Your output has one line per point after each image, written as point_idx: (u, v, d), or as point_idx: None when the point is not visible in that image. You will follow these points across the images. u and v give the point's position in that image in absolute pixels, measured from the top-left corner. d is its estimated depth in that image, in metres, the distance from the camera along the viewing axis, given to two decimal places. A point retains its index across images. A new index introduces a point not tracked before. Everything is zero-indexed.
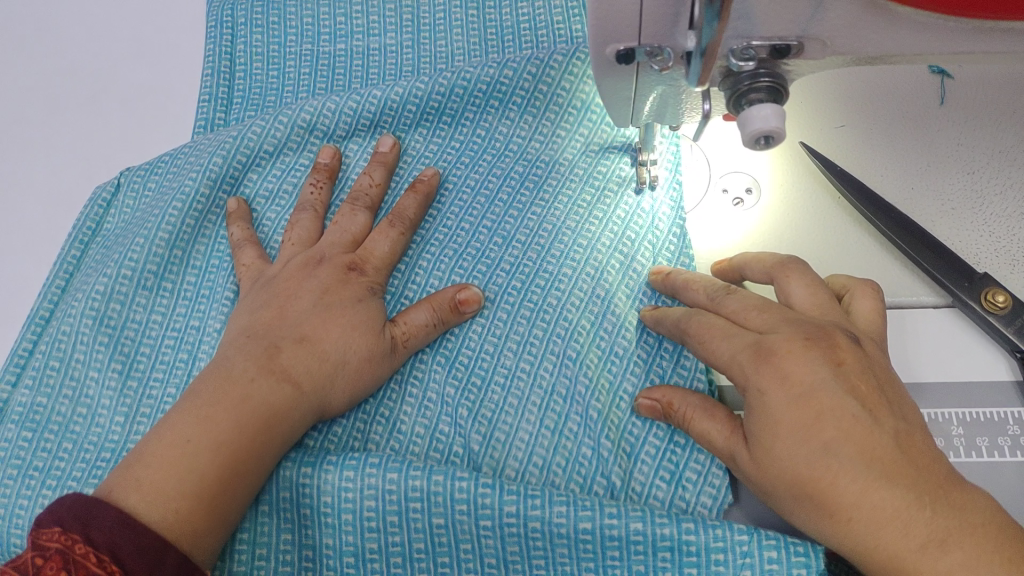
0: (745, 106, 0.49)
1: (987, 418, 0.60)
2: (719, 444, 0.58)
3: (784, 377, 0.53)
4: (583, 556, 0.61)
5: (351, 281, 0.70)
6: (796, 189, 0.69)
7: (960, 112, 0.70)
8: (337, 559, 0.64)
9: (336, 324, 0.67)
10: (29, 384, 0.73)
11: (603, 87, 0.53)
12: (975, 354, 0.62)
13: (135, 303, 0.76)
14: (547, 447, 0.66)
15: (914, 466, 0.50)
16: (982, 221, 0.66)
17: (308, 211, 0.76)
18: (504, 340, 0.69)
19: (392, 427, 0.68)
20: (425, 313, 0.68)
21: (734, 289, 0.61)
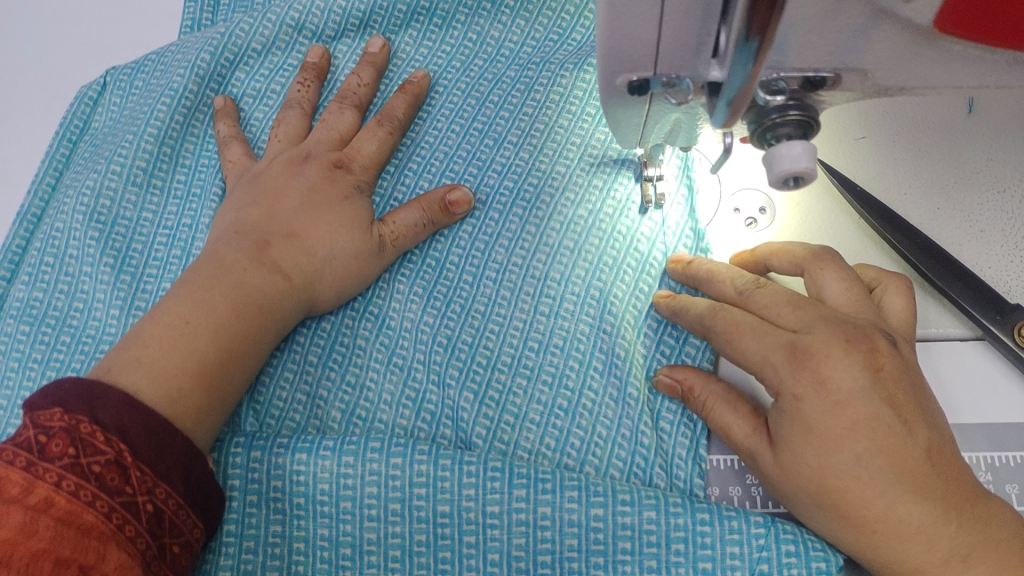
0: (772, 141, 0.43)
1: (1017, 463, 0.56)
2: (738, 438, 0.55)
3: (821, 383, 0.49)
4: (594, 549, 0.58)
5: (337, 178, 0.69)
6: (814, 210, 0.65)
7: (990, 124, 0.65)
8: (333, 552, 0.60)
9: (323, 221, 0.67)
10: (25, 281, 0.72)
11: (611, 114, 0.47)
12: (1006, 391, 0.58)
13: (124, 200, 0.74)
14: (543, 331, 0.66)
15: (944, 480, 0.49)
16: (1014, 244, 0.61)
17: (295, 109, 0.75)
18: (495, 238, 0.69)
19: (381, 324, 0.68)
20: (414, 213, 0.68)
21: (764, 283, 0.57)
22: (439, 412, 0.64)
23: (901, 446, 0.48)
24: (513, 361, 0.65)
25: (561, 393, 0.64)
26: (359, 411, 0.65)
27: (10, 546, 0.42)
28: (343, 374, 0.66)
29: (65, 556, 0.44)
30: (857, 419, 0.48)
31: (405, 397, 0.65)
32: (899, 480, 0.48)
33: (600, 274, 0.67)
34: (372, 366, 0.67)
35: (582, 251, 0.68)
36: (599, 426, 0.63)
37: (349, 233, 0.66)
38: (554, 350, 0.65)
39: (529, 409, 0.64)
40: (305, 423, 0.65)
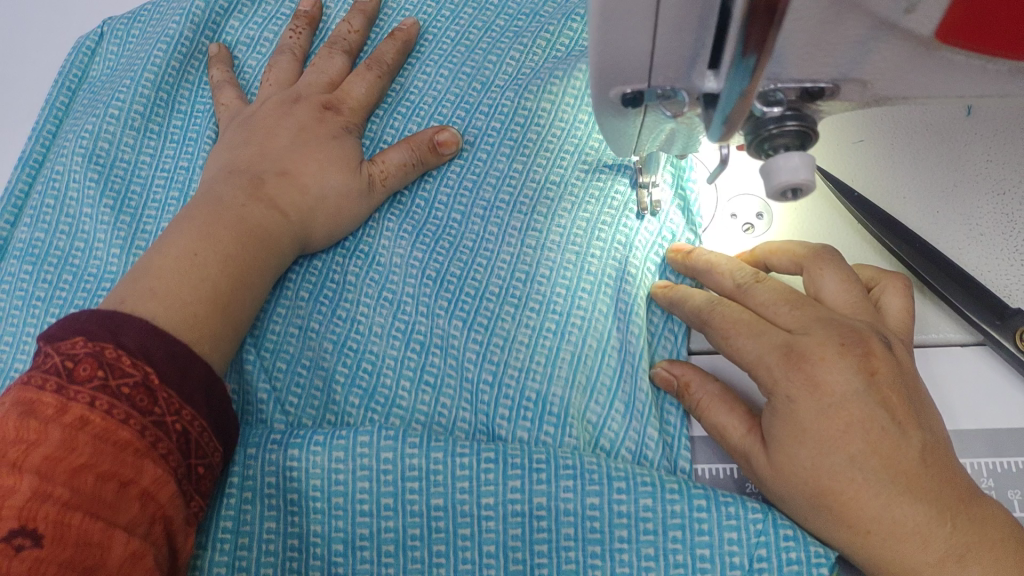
0: (770, 151, 0.42)
1: (1019, 469, 0.55)
2: (733, 440, 0.54)
3: (814, 386, 0.49)
4: (590, 538, 0.56)
5: (326, 119, 0.69)
6: (812, 213, 0.64)
7: (988, 125, 0.65)
8: (326, 548, 0.57)
9: (314, 157, 0.66)
10: (28, 222, 0.72)
11: (606, 125, 0.47)
12: (1007, 397, 0.57)
13: (123, 143, 0.74)
14: (531, 262, 0.66)
15: (939, 481, 0.48)
16: (1015, 247, 0.60)
17: (287, 54, 0.75)
18: (483, 177, 0.69)
19: (371, 261, 0.68)
20: (403, 153, 0.67)
21: (764, 277, 0.56)
22: (428, 346, 0.64)
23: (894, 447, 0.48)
24: (501, 292, 0.65)
25: (549, 316, 0.64)
26: (351, 343, 0.65)
27: (52, 462, 0.43)
28: (334, 309, 0.66)
29: (106, 470, 0.45)
30: (852, 420, 0.48)
31: (394, 330, 0.65)
32: (893, 480, 0.47)
33: (585, 203, 0.67)
34: (363, 300, 0.66)
35: (571, 239, 0.66)
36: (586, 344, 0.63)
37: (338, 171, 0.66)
38: (542, 274, 0.65)
39: (511, 356, 0.63)
40: (298, 355, 0.65)
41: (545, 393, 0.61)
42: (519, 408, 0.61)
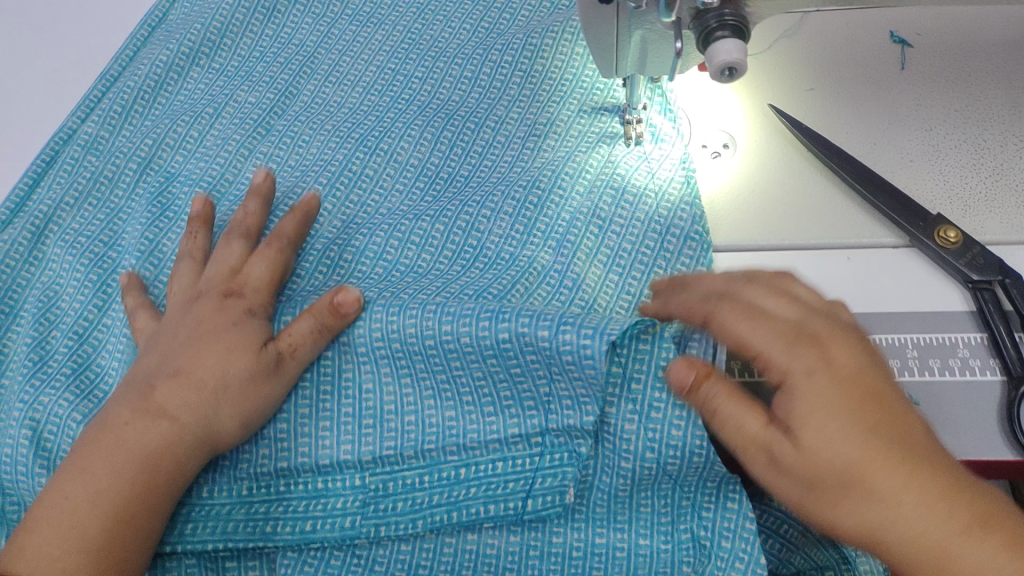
0: (711, 43, 0.55)
1: (940, 342, 0.65)
2: (754, 430, 0.50)
3: (829, 361, 0.51)
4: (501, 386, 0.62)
5: (225, 306, 0.66)
6: (769, 145, 0.75)
7: (919, 76, 0.77)
8: (313, 424, 0.64)
9: (210, 351, 0.63)
10: (95, 120, 0.85)
11: (588, 29, 0.59)
12: (932, 287, 0.67)
13: (188, 75, 0.88)
14: (528, 160, 0.77)
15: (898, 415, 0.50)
16: (938, 171, 0.72)
17: (186, 260, 0.72)
18: (496, 102, 0.80)
19: (390, 158, 0.78)
20: (308, 322, 0.64)
21: (755, 277, 0.55)
22: (438, 251, 0.72)
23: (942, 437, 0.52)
24: (501, 180, 0.76)
25: (559, 207, 0.73)
26: (355, 222, 0.75)
27: None
28: (347, 193, 0.77)
29: None
30: (869, 393, 0.50)
31: (398, 227, 0.73)
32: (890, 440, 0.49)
33: (574, 119, 0.78)
34: (374, 191, 0.77)
35: (571, 154, 0.76)
36: (593, 220, 0.72)
37: (235, 359, 0.62)
38: (557, 167, 0.75)
39: (507, 246, 0.71)
40: (336, 262, 0.72)
41: (548, 264, 0.70)
42: (530, 292, 0.68)
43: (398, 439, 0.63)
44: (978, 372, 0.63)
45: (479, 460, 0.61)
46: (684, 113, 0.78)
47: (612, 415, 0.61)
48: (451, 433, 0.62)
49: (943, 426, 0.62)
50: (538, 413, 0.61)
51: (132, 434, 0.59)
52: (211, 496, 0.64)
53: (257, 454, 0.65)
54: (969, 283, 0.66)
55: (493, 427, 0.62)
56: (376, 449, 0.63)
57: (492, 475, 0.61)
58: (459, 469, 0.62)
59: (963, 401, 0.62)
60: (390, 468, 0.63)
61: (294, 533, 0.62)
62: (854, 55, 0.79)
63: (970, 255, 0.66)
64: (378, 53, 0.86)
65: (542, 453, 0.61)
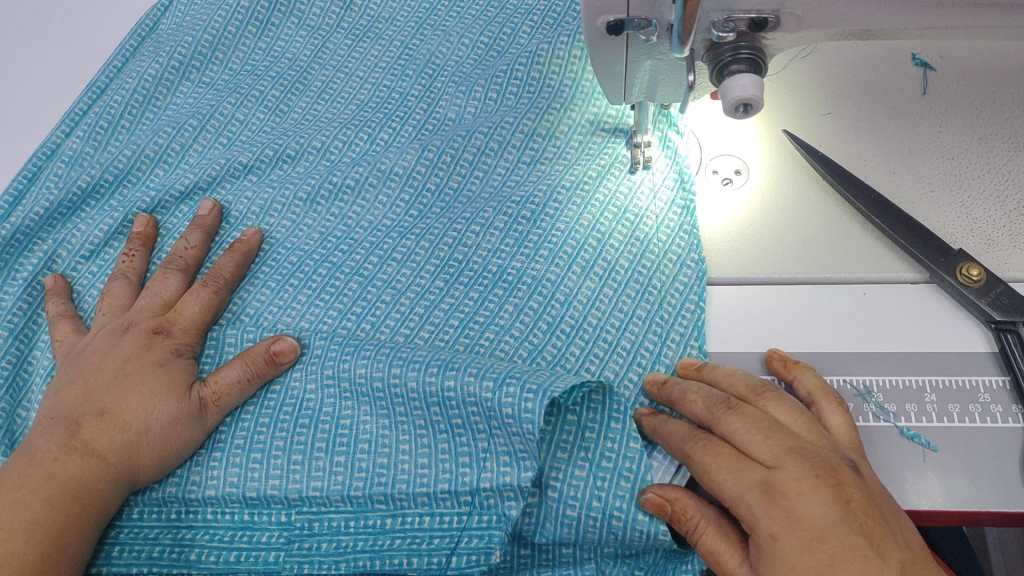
0: (727, 77, 0.52)
1: (960, 385, 0.62)
2: (729, 567, 0.55)
3: (795, 521, 0.51)
4: (477, 426, 0.60)
5: (153, 346, 0.66)
6: (784, 173, 0.72)
7: (941, 102, 0.74)
8: (286, 458, 0.63)
9: (134, 391, 0.63)
10: (80, 134, 0.82)
11: (596, 61, 0.56)
12: (952, 325, 0.64)
13: (178, 89, 0.86)
14: (522, 174, 0.75)
15: (877, 555, 0.51)
16: (961, 203, 0.69)
17: (119, 280, 0.73)
18: (494, 124, 0.77)
19: (373, 167, 0.76)
20: (236, 371, 0.64)
21: (735, 404, 0.58)
22: (421, 265, 0.71)
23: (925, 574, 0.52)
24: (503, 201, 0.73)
25: (558, 231, 0.71)
26: (334, 235, 0.74)
27: None
28: (328, 204, 0.76)
29: None
30: (834, 551, 0.51)
31: (379, 246, 0.72)
32: None
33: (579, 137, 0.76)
34: (357, 201, 0.75)
35: (574, 180, 0.74)
36: (593, 246, 0.70)
37: (159, 403, 0.63)
38: (553, 181, 0.74)
39: (512, 261, 0.70)
40: (323, 286, 0.71)
41: (540, 275, 0.69)
42: (519, 310, 0.67)
43: (367, 480, 0.61)
44: (1000, 418, 0.60)
45: (406, 512, 0.61)
46: (693, 136, 0.75)
47: (562, 466, 0.60)
48: (421, 478, 0.60)
49: (962, 473, 0.59)
50: (470, 471, 0.59)
51: (62, 468, 0.59)
52: (139, 517, 0.64)
53: (225, 481, 0.63)
54: (991, 323, 0.63)
55: (424, 480, 0.60)
56: (302, 489, 0.62)
57: (418, 529, 0.60)
58: (385, 518, 0.61)
59: (979, 448, 0.60)
60: (317, 509, 0.62)
61: (216, 563, 0.61)
62: (873, 78, 0.76)
63: (993, 294, 0.63)
64: (374, 70, 0.84)
65: (470, 513, 0.59)
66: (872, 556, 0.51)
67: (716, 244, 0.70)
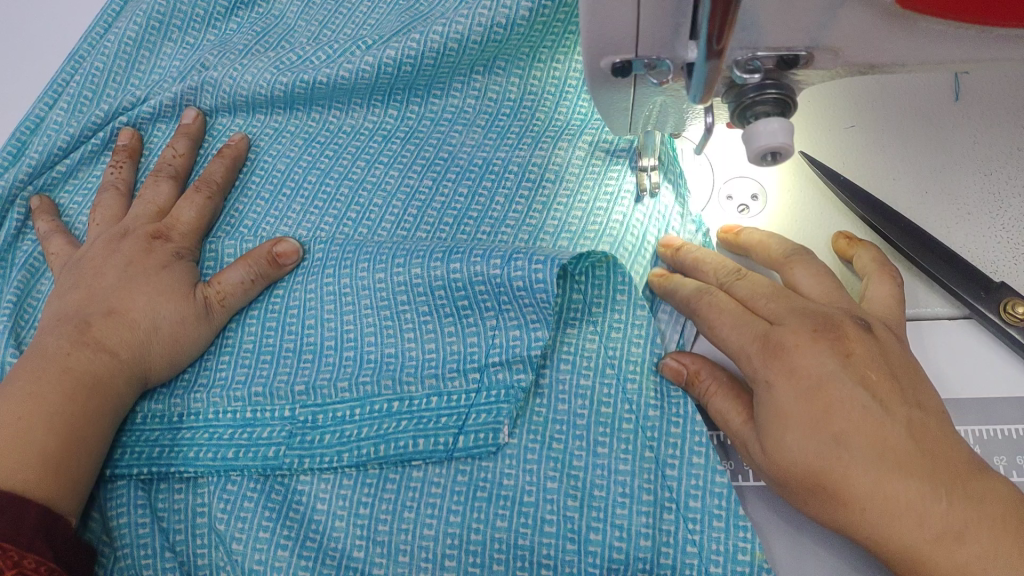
0: (750, 119, 0.46)
1: (1005, 435, 0.57)
2: (736, 425, 0.54)
3: (792, 370, 0.50)
4: (486, 314, 0.61)
5: (154, 249, 0.66)
6: (805, 198, 0.66)
7: (975, 109, 0.68)
8: (288, 390, 0.63)
9: (141, 292, 0.64)
10: (65, 107, 0.76)
11: (600, 100, 0.50)
12: (996, 368, 0.59)
13: (161, 52, 0.79)
14: (503, 82, 0.73)
15: (880, 406, 0.49)
16: (1000, 225, 0.63)
17: (109, 190, 0.72)
18: (481, 105, 0.73)
19: (333, 84, 0.72)
20: (240, 272, 0.65)
21: (746, 274, 0.57)
22: (408, 167, 0.71)
23: (940, 437, 0.49)
24: (489, 120, 0.72)
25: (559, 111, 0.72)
26: (319, 139, 0.74)
27: None
28: (307, 106, 0.74)
29: None
30: (832, 398, 0.49)
31: (366, 150, 0.72)
32: (858, 443, 0.48)
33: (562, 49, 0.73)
34: (334, 106, 0.74)
35: (576, 211, 0.67)
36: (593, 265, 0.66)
37: (167, 302, 0.64)
38: (528, 71, 0.73)
39: (495, 155, 0.70)
40: (314, 194, 0.71)
41: (526, 161, 0.70)
42: (511, 199, 0.68)
43: (376, 371, 0.62)
44: None
45: (413, 395, 0.61)
46: (705, 158, 0.68)
47: (573, 335, 0.62)
48: (429, 363, 0.61)
49: None
50: (479, 349, 0.61)
51: (76, 362, 0.60)
52: (144, 422, 0.64)
53: (230, 382, 0.64)
54: None
55: (432, 362, 0.61)
56: (309, 381, 0.63)
57: (425, 409, 0.61)
58: (392, 402, 0.61)
59: None
60: (322, 401, 0.62)
61: (214, 460, 0.61)
62: (902, 81, 0.69)
63: None
64: (362, 25, 0.77)
65: (479, 390, 0.60)
66: (873, 407, 0.49)
67: None
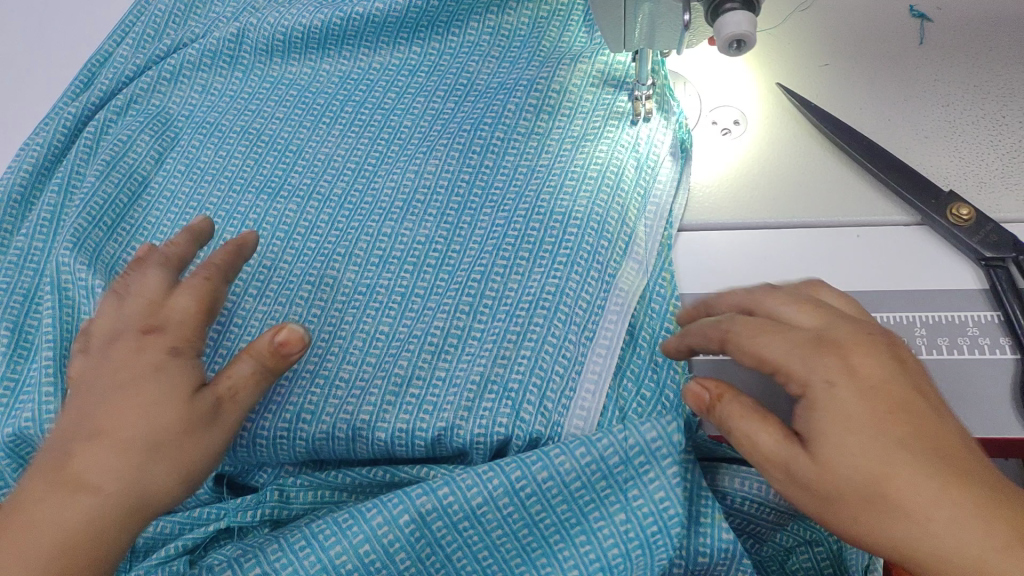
0: (721, 15, 0.54)
1: (949, 321, 0.64)
2: (767, 446, 0.49)
3: (851, 369, 0.48)
4: (502, 220, 0.72)
5: (145, 346, 0.56)
6: (781, 124, 0.75)
7: (936, 51, 0.76)
8: (331, 292, 0.70)
9: (129, 406, 0.53)
10: (131, 43, 0.86)
11: (596, 4, 0.58)
12: (943, 266, 0.66)
13: (216, 0, 0.90)
14: (513, 24, 0.84)
15: (932, 417, 0.48)
16: (954, 147, 0.71)
17: (109, 299, 0.60)
18: (490, 49, 0.83)
19: (366, 18, 0.82)
20: (245, 368, 0.55)
21: (775, 287, 0.56)
22: (433, 92, 0.81)
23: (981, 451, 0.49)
24: (501, 51, 0.83)
25: (564, 38, 0.82)
26: (353, 76, 0.83)
27: None
28: (338, 46, 0.84)
29: None
30: (895, 400, 0.48)
31: (395, 82, 0.82)
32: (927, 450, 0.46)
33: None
34: (363, 46, 0.84)
35: (584, 139, 0.75)
36: (586, 180, 0.72)
37: (164, 414, 0.52)
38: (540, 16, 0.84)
39: (508, 79, 0.80)
40: (352, 121, 0.80)
41: (535, 77, 0.79)
42: (521, 109, 0.77)
43: (402, 253, 0.71)
44: (988, 350, 0.63)
45: (439, 287, 0.69)
46: (694, 90, 0.77)
47: (573, 242, 0.69)
48: (448, 259, 0.70)
49: (953, 405, 0.61)
50: (488, 259, 0.70)
51: (83, 500, 0.50)
52: None
53: (272, 275, 0.71)
54: (981, 261, 0.65)
55: (454, 259, 0.70)
56: (337, 275, 0.71)
57: (445, 297, 0.68)
58: (415, 294, 0.69)
59: (965, 378, 0.62)
60: (348, 295, 0.69)
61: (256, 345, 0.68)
62: (871, 28, 0.78)
63: (983, 232, 0.65)
64: None
65: (502, 283, 0.68)
66: (929, 413, 0.48)
67: (712, 195, 0.72)
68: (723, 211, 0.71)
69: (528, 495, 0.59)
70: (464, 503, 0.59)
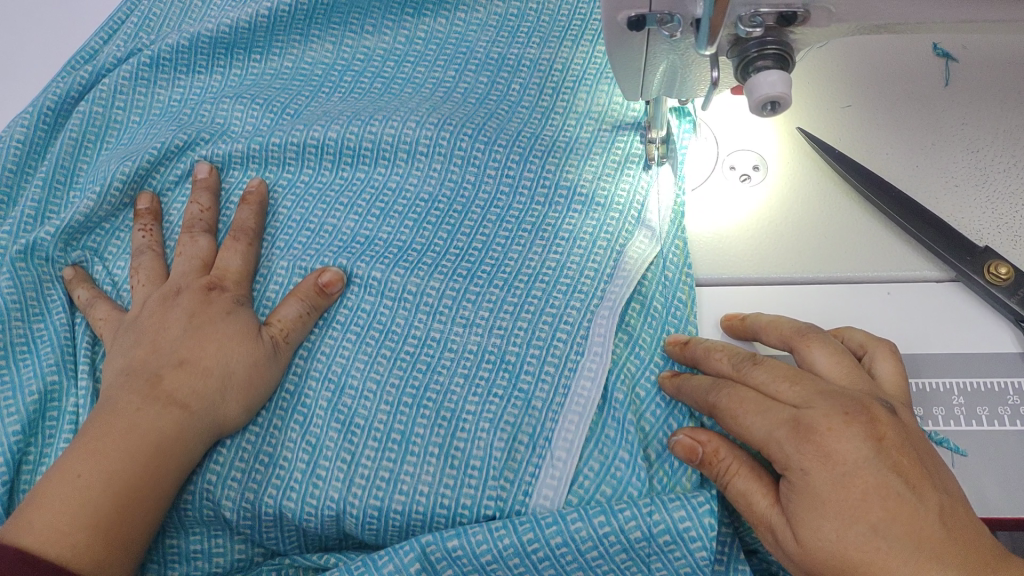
0: (753, 73, 0.50)
1: (987, 388, 0.60)
2: (760, 508, 0.51)
3: (826, 456, 0.47)
4: (512, 249, 0.67)
5: (212, 300, 0.63)
6: (803, 173, 0.71)
7: (963, 93, 0.72)
8: (330, 238, 0.68)
9: (210, 340, 0.60)
10: (120, 44, 0.78)
11: (616, 57, 0.54)
12: (981, 327, 0.63)
13: None
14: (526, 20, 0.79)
15: (914, 498, 0.47)
16: (985, 197, 0.67)
17: (147, 252, 0.68)
18: (485, 22, 0.79)
19: None
20: (294, 306, 0.62)
21: (761, 359, 0.55)
22: (431, 63, 0.78)
23: (966, 520, 0.49)
24: (510, 34, 0.78)
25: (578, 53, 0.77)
26: (347, 42, 0.79)
27: None
28: (327, 16, 0.78)
29: None
30: (867, 485, 0.47)
31: (393, 49, 0.79)
32: (895, 535, 0.46)
33: None
34: (353, 21, 0.79)
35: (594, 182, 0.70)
36: (593, 209, 0.69)
37: (238, 348, 0.60)
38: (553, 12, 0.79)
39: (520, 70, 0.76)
40: (351, 88, 0.77)
41: (537, 56, 0.77)
42: (525, 86, 0.75)
43: (399, 220, 0.68)
44: None
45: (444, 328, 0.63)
46: (710, 133, 0.73)
47: (575, 219, 0.68)
48: (448, 216, 0.69)
49: (995, 479, 0.57)
50: (489, 230, 0.68)
51: (144, 420, 0.56)
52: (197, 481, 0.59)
53: (277, 230, 0.69)
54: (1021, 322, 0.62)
55: (461, 273, 0.66)
56: (336, 224, 0.68)
57: (445, 261, 0.66)
58: (414, 254, 0.66)
59: (1005, 451, 0.58)
60: (344, 244, 0.67)
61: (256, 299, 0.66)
62: (892, 60, 0.75)
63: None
64: None
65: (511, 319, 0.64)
66: (907, 495, 0.47)
67: (734, 245, 0.68)
68: (745, 269, 0.67)
69: (540, 558, 0.54)
70: (473, 558, 0.54)
